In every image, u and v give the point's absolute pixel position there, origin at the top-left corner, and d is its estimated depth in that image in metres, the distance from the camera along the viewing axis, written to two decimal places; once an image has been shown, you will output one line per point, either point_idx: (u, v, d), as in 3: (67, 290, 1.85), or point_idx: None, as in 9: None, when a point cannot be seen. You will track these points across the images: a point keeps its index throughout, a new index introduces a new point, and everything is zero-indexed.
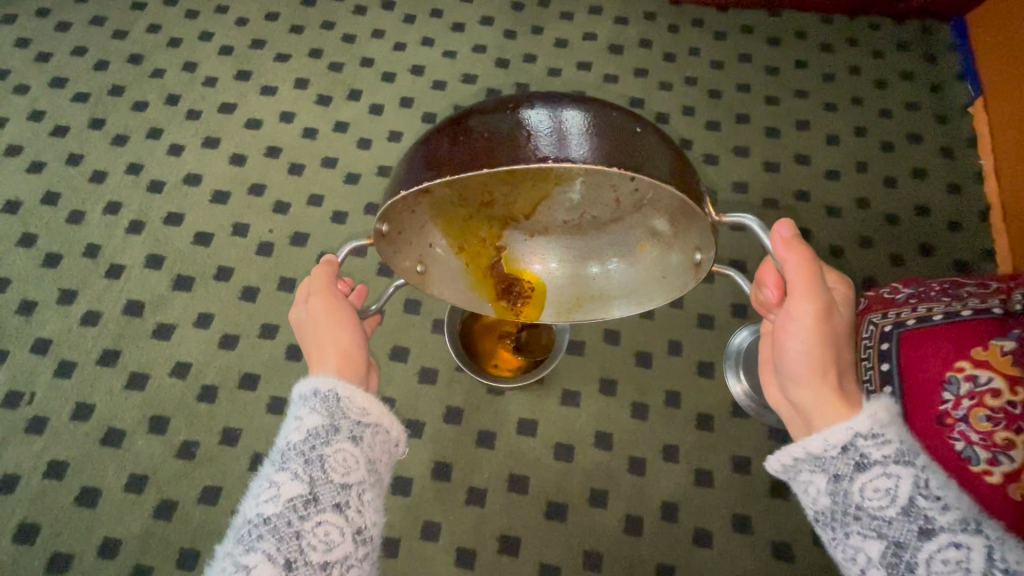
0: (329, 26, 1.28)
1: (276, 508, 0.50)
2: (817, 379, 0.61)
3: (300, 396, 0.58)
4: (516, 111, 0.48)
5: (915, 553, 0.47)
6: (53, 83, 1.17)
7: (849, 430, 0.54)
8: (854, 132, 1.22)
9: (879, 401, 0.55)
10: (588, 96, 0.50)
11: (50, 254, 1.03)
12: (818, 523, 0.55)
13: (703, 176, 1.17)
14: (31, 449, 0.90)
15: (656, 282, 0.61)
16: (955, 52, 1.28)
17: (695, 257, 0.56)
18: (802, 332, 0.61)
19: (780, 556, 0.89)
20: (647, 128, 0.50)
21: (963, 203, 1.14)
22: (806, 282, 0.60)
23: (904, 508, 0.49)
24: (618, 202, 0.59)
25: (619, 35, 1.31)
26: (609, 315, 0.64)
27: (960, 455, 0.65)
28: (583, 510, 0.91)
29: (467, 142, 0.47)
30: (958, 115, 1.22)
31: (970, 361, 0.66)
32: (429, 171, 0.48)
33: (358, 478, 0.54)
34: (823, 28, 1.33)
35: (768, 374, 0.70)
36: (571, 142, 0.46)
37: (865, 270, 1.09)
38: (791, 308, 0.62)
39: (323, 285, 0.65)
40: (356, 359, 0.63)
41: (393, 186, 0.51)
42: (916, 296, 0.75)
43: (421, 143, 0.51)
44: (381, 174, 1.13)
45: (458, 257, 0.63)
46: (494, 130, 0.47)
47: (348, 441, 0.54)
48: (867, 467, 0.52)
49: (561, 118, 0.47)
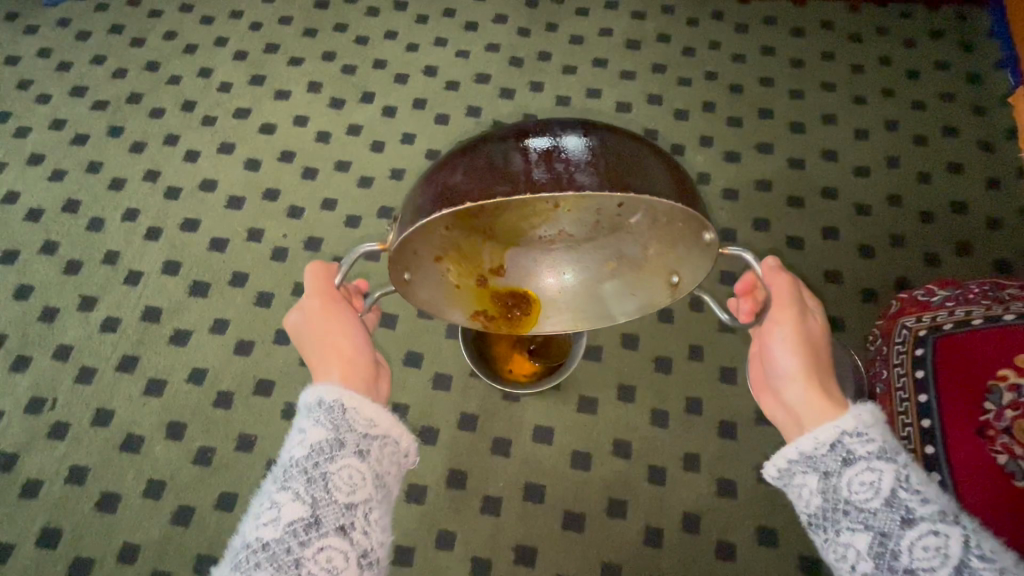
0: (342, 28, 1.27)
1: (275, 533, 0.49)
2: (801, 385, 0.63)
3: (305, 407, 0.57)
4: (582, 134, 0.47)
5: (898, 542, 0.49)
6: (74, 93, 1.19)
7: (837, 429, 0.55)
8: (884, 126, 1.16)
9: (865, 404, 0.57)
10: (589, 123, 0.48)
11: (71, 261, 1.04)
12: (810, 526, 0.56)
13: (725, 175, 1.13)
14: (53, 455, 0.91)
15: (631, 299, 0.63)
16: (993, 40, 1.22)
17: (672, 279, 0.59)
18: (785, 340, 0.64)
19: (807, 569, 0.86)
20: (653, 151, 0.48)
21: (1003, 199, 1.08)
22: (789, 295, 0.64)
23: (888, 500, 0.50)
24: (596, 224, 0.60)
25: (637, 31, 1.27)
26: (580, 324, 0.65)
27: (1004, 468, 0.67)
28: (601, 520, 0.89)
29: (543, 159, 0.45)
30: (996, 105, 1.16)
31: (1012, 370, 0.70)
32: (501, 183, 0.44)
33: (363, 497, 0.52)
34: (851, 17, 1.27)
35: (760, 382, 0.70)
36: (575, 168, 0.44)
37: (896, 270, 1.05)
38: (777, 322, 0.64)
39: (320, 285, 0.64)
40: (359, 364, 0.62)
41: (444, 190, 0.46)
42: (953, 298, 0.78)
43: (474, 150, 0.47)
44: (394, 177, 1.12)
45: (437, 263, 0.59)
46: (572, 152, 0.45)
47: (354, 456, 0.54)
48: (853, 463, 0.54)
49: (562, 147, 0.45)
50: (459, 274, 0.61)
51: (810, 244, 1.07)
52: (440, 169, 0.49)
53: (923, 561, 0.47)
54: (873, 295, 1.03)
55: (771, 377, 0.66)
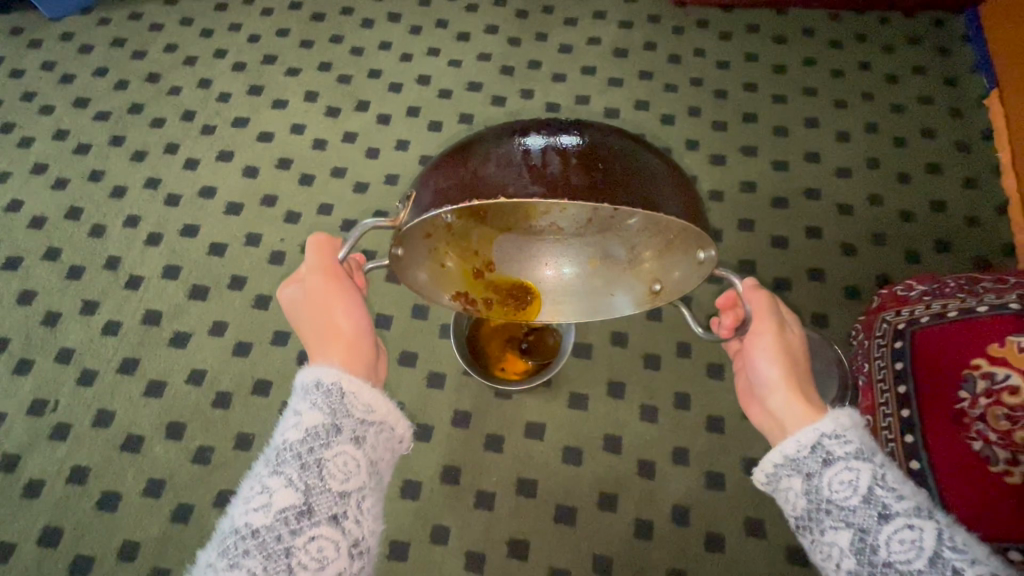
0: (337, 39, 1.31)
1: (266, 519, 0.51)
2: (786, 390, 0.65)
3: (302, 386, 0.59)
4: (591, 136, 0.50)
5: (877, 537, 0.51)
6: (76, 104, 1.22)
7: (816, 431, 0.58)
8: (864, 128, 1.20)
9: (843, 408, 0.60)
10: (583, 122, 0.51)
11: (73, 267, 1.07)
12: (797, 527, 0.59)
13: (710, 177, 1.16)
14: (55, 455, 0.93)
15: (609, 301, 0.66)
16: (968, 44, 1.26)
17: (654, 287, 0.63)
18: (766, 347, 0.67)
19: (794, 559, 0.88)
20: (646, 148, 0.52)
21: (980, 198, 1.12)
22: (767, 305, 0.67)
23: (865, 497, 0.53)
24: (587, 223, 0.67)
25: (624, 39, 1.31)
26: (559, 315, 0.67)
27: (979, 455, 0.72)
28: (593, 513, 0.91)
29: (578, 165, 0.47)
30: (972, 107, 1.20)
31: (987, 359, 0.73)
32: (535, 184, 0.47)
33: (357, 486, 0.55)
34: (831, 24, 1.31)
35: (745, 389, 0.73)
36: (577, 166, 0.47)
37: (878, 267, 1.07)
38: (757, 332, 0.67)
39: (326, 265, 0.66)
40: (361, 347, 0.65)
41: (476, 181, 0.48)
42: (929, 292, 0.83)
43: (508, 144, 0.49)
44: (389, 182, 1.15)
45: (426, 240, 0.61)
46: (605, 161, 0.48)
47: (351, 442, 0.56)
48: (832, 463, 0.56)
49: (560, 145, 0.48)
50: (449, 255, 0.64)
51: (794, 243, 1.10)
52: (470, 157, 0.50)
53: (900, 554, 0.50)
54: (856, 292, 1.06)
55: (753, 383, 0.69)
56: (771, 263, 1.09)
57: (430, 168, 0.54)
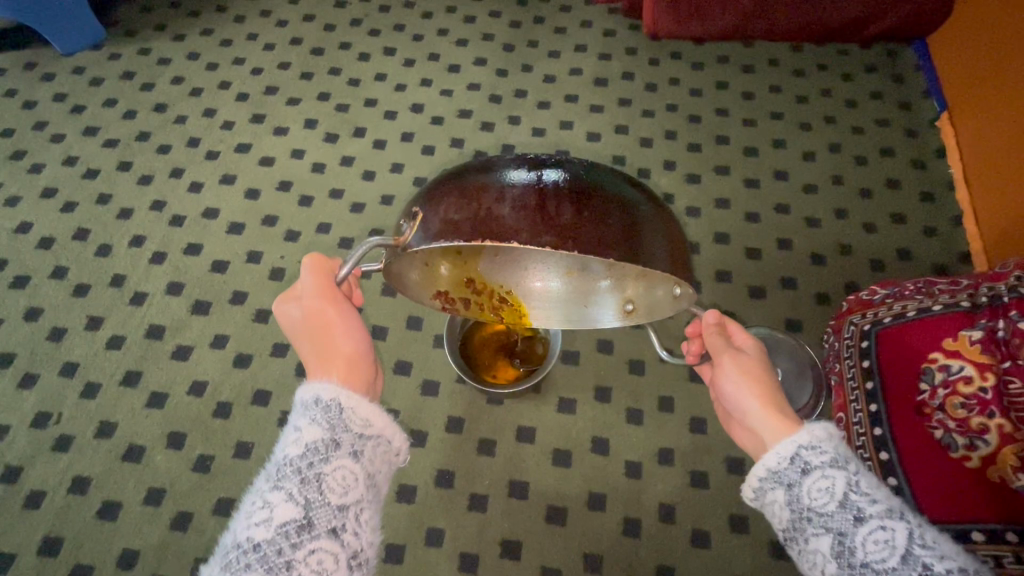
0: (336, 72, 1.39)
1: (267, 533, 0.53)
2: (756, 407, 0.69)
3: (303, 405, 0.62)
4: (576, 171, 0.55)
5: (854, 538, 0.55)
6: (86, 132, 1.29)
7: (794, 443, 0.63)
8: (828, 148, 1.29)
9: (820, 422, 0.64)
10: (566, 157, 0.57)
11: (79, 284, 1.11)
12: (785, 539, 0.62)
13: (687, 195, 1.24)
14: (56, 467, 0.95)
15: (582, 311, 0.71)
16: (921, 72, 1.36)
17: (626, 305, 0.69)
18: (732, 367, 0.73)
19: (779, 555, 0.91)
20: (625, 178, 0.57)
21: (937, 211, 1.20)
22: (718, 340, 0.76)
23: (842, 502, 0.57)
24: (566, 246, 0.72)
25: (604, 70, 1.41)
26: (543, 321, 0.72)
27: (940, 443, 0.76)
28: (582, 513, 0.94)
29: (588, 216, 0.52)
30: (926, 129, 1.29)
31: (942, 353, 0.78)
32: (547, 232, 0.51)
33: (355, 498, 0.57)
34: (795, 56, 1.42)
35: (725, 413, 0.78)
36: (574, 203, 0.52)
37: (845, 275, 1.14)
38: (723, 362, 0.74)
39: (326, 287, 0.69)
40: (359, 363, 0.70)
41: (490, 221, 0.52)
42: (891, 296, 0.89)
43: (522, 184, 0.53)
44: (384, 203, 1.22)
45: (421, 258, 0.68)
46: (597, 198, 0.53)
47: (349, 457, 0.59)
48: (810, 471, 0.60)
49: (554, 182, 0.53)
50: (442, 262, 0.72)
51: (766, 254, 1.17)
52: (478, 193, 0.53)
53: (875, 554, 0.54)
54: (826, 299, 1.12)
55: (729, 405, 0.74)
56: (745, 274, 1.15)
57: (438, 189, 0.56)
